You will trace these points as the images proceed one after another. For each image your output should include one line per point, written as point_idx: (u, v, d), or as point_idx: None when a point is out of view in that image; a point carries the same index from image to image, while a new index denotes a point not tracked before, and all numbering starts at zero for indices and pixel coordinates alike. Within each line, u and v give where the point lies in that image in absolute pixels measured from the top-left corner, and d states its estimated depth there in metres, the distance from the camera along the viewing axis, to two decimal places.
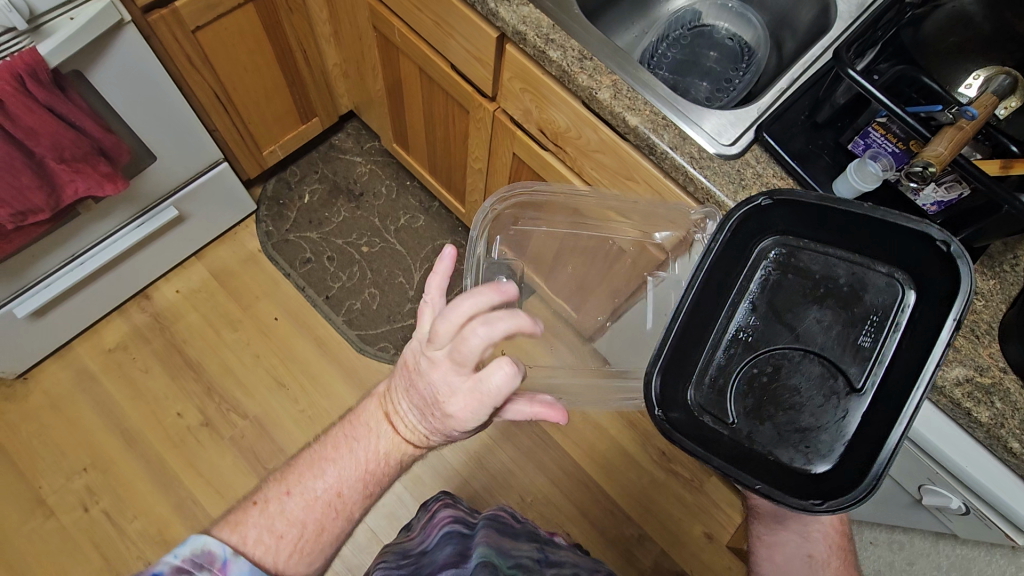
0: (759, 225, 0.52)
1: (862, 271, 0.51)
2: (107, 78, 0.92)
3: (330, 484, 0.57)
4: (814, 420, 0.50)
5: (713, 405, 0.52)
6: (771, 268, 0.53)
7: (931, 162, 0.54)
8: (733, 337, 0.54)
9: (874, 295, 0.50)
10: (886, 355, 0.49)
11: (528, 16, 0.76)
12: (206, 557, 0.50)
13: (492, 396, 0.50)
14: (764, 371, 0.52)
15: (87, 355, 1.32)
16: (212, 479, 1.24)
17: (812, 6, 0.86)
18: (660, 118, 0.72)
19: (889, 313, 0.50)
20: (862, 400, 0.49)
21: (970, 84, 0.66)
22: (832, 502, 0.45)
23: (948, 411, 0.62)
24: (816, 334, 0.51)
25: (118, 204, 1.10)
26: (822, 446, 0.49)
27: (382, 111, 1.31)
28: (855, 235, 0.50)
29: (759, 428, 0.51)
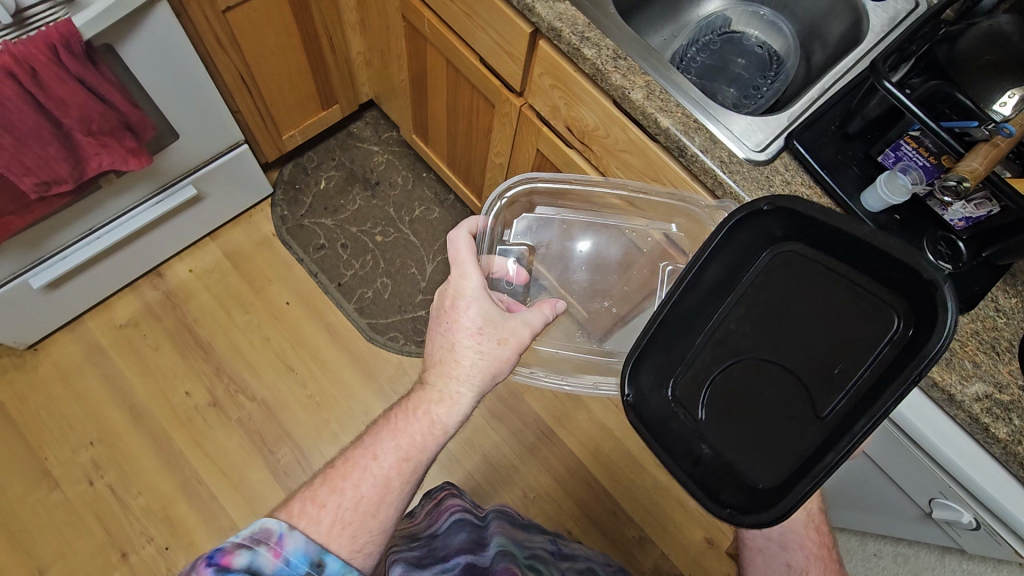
0: (762, 231, 0.51)
1: (861, 291, 0.47)
2: (137, 54, 0.93)
3: (368, 451, 0.58)
4: (776, 441, 0.49)
5: (689, 401, 0.54)
6: (769, 268, 0.51)
7: (965, 177, 0.56)
8: (720, 335, 0.53)
9: (866, 321, 0.47)
10: (859, 388, 0.46)
11: (563, 13, 0.76)
12: (262, 533, 0.49)
13: (469, 265, 0.62)
14: (743, 377, 0.52)
15: (98, 330, 1.32)
16: (218, 459, 1.25)
17: (843, 18, 0.87)
18: (691, 120, 0.72)
19: (874, 346, 0.46)
20: (822, 431, 0.47)
21: (1005, 103, 0.60)
22: (744, 515, 0.48)
23: (965, 425, 0.62)
24: (796, 347, 0.50)
25: (139, 180, 1.10)
26: (772, 467, 0.49)
27: (404, 102, 1.31)
28: (859, 254, 0.46)
29: (723, 432, 0.52)
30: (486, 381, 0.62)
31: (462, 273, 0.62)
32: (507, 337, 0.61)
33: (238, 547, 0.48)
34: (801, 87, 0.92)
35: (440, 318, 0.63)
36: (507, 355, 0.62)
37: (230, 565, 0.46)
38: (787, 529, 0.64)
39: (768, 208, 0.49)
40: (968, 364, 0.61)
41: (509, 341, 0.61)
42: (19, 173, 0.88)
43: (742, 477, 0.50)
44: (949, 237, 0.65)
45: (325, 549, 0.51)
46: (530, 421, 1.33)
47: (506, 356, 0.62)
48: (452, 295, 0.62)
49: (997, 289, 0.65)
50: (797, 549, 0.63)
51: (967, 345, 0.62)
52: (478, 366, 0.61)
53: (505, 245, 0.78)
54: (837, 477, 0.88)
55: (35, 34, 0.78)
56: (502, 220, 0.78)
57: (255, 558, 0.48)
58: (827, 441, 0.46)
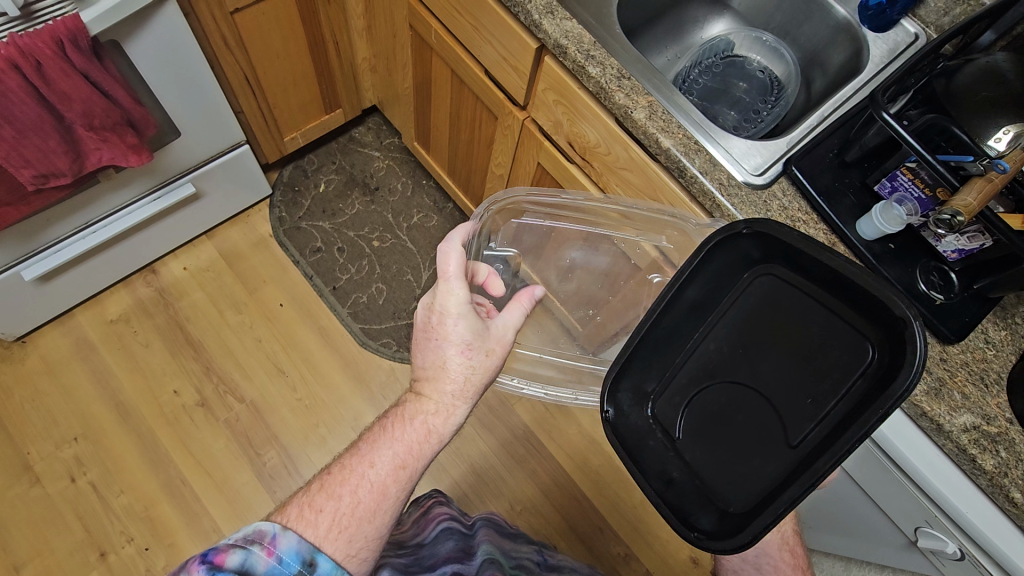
0: (740, 254, 0.51)
1: (836, 321, 0.48)
2: (143, 51, 0.93)
3: (366, 458, 0.58)
4: (748, 466, 0.50)
5: (668, 419, 0.54)
6: (750, 293, 0.52)
7: (960, 211, 0.57)
8: (699, 357, 0.54)
9: (841, 351, 0.47)
10: (832, 417, 0.46)
11: (570, 30, 0.77)
12: (256, 533, 0.49)
13: (456, 282, 0.59)
14: (720, 399, 0.52)
15: (89, 325, 1.31)
16: (203, 460, 1.23)
17: (844, 48, 0.88)
18: (692, 142, 0.73)
19: (848, 376, 0.46)
20: (793, 459, 0.48)
21: (999, 138, 0.62)
22: (713, 540, 0.49)
23: (953, 456, 0.63)
24: (771, 374, 0.50)
25: (138, 176, 1.10)
26: (743, 493, 0.49)
27: (407, 109, 1.31)
28: (836, 284, 0.47)
29: (698, 453, 0.52)
30: (476, 391, 0.62)
31: (448, 289, 0.59)
32: (493, 347, 0.61)
33: (232, 546, 0.47)
34: (801, 114, 0.93)
35: (427, 334, 0.61)
36: (494, 364, 0.62)
37: (223, 564, 0.46)
38: (763, 550, 0.64)
39: (746, 231, 0.50)
40: (957, 395, 0.62)
41: (496, 350, 0.62)
42: (18, 165, 0.88)
43: (713, 500, 0.51)
44: (942, 268, 0.66)
45: (318, 548, 0.51)
46: (519, 432, 1.32)
47: (494, 365, 0.62)
48: (439, 311, 0.60)
49: (987, 321, 0.66)
50: (772, 572, 0.63)
51: (956, 375, 0.63)
52: (469, 380, 0.61)
53: (489, 249, 0.79)
54: (822, 499, 0.88)
55: (42, 27, 0.78)
56: (489, 228, 0.77)
57: (248, 557, 0.47)
58: (797, 469, 0.47)
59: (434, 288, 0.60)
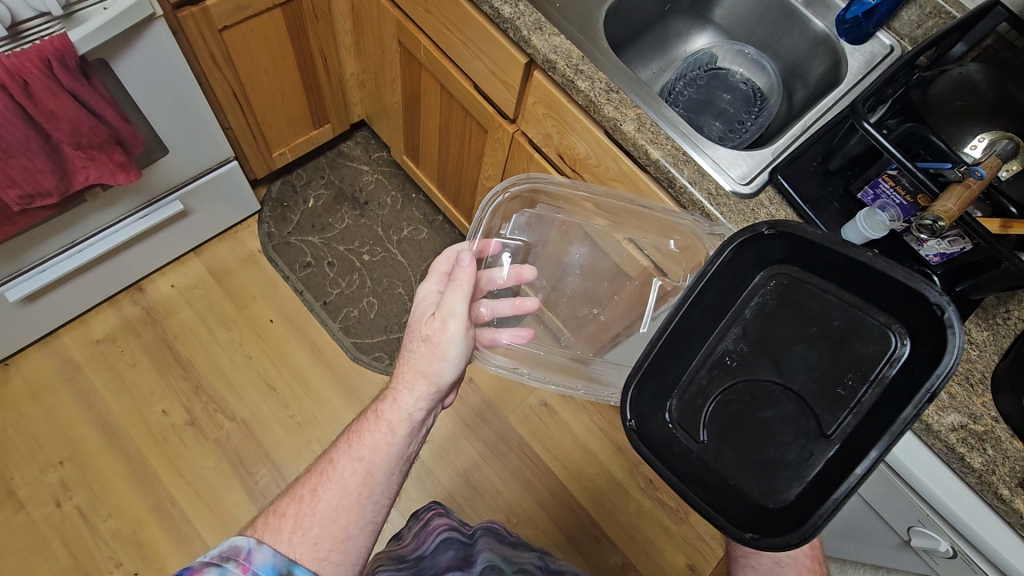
0: (760, 253, 0.52)
1: (859, 315, 0.49)
2: (131, 70, 0.93)
3: (327, 458, 0.60)
4: (784, 461, 0.49)
5: (690, 422, 0.53)
6: (767, 295, 0.53)
7: (941, 217, 0.58)
8: (719, 359, 0.53)
9: (865, 343, 0.48)
10: (864, 406, 0.47)
11: (558, 45, 0.78)
12: (231, 550, 0.49)
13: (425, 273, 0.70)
14: (742, 399, 0.52)
15: (74, 346, 1.29)
16: (193, 481, 1.21)
17: (824, 60, 0.91)
18: (680, 152, 0.74)
19: (876, 366, 0.47)
20: (831, 450, 0.48)
21: (975, 146, 0.66)
22: (767, 538, 0.47)
23: (942, 456, 0.64)
24: (798, 371, 0.50)
25: (125, 194, 1.09)
26: (782, 484, 0.49)
27: (395, 123, 1.32)
28: (856, 278, 0.49)
29: (728, 453, 0.51)
30: (424, 383, 0.62)
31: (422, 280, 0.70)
32: (428, 333, 0.62)
33: (204, 566, 0.48)
34: (783, 125, 0.95)
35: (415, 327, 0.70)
36: (433, 351, 0.62)
37: None
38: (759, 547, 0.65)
39: (769, 232, 0.51)
40: (944, 395, 0.64)
41: (432, 336, 0.62)
42: (4, 185, 0.87)
43: (752, 498, 0.50)
44: (925, 272, 0.68)
45: (294, 560, 0.51)
46: (513, 442, 1.32)
47: (432, 352, 0.62)
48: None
49: (969, 323, 0.68)
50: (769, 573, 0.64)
51: None
52: (411, 364, 0.63)
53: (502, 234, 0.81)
54: None
55: (30, 46, 0.77)
56: (502, 213, 0.80)
57: (224, 574, 0.47)
58: (838, 459, 0.47)
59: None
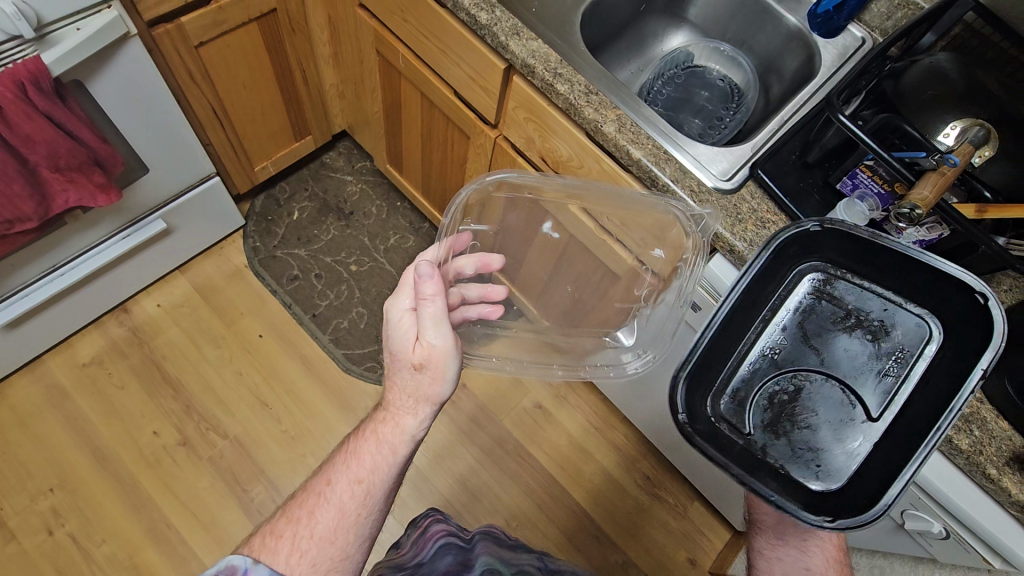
0: (809, 248, 0.60)
1: (895, 308, 0.59)
2: (108, 90, 0.92)
3: (323, 478, 0.61)
4: (836, 443, 0.58)
5: (733, 416, 0.61)
6: (807, 293, 0.61)
7: (918, 205, 0.59)
8: (762, 354, 0.62)
9: (903, 333, 0.58)
10: (904, 391, 0.57)
11: (536, 50, 0.79)
12: (228, 567, 0.53)
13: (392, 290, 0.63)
14: (786, 389, 0.61)
15: (60, 371, 1.27)
16: (187, 501, 1.20)
17: (798, 55, 0.92)
18: (661, 152, 0.75)
19: (911, 353, 0.58)
20: (877, 430, 0.57)
21: (947, 134, 0.67)
22: (841, 521, 0.52)
23: (941, 450, 0.65)
24: (841, 362, 0.60)
25: (106, 215, 1.08)
26: (832, 466, 0.58)
27: (377, 133, 1.32)
28: (896, 276, 0.58)
29: (779, 442, 0.60)
30: (427, 406, 0.61)
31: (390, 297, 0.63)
32: (419, 361, 0.59)
33: None
34: (761, 120, 0.97)
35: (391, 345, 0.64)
36: (432, 376, 0.59)
37: None
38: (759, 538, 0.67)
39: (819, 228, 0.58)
40: None
41: (426, 362, 0.58)
42: None
43: (806, 480, 0.58)
44: None
45: None
46: (509, 446, 1.32)
47: (431, 377, 0.59)
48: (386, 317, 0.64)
49: None
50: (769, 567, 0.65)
51: None
52: (408, 391, 0.60)
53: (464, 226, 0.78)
54: None
55: (2, 70, 0.76)
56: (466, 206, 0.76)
57: None
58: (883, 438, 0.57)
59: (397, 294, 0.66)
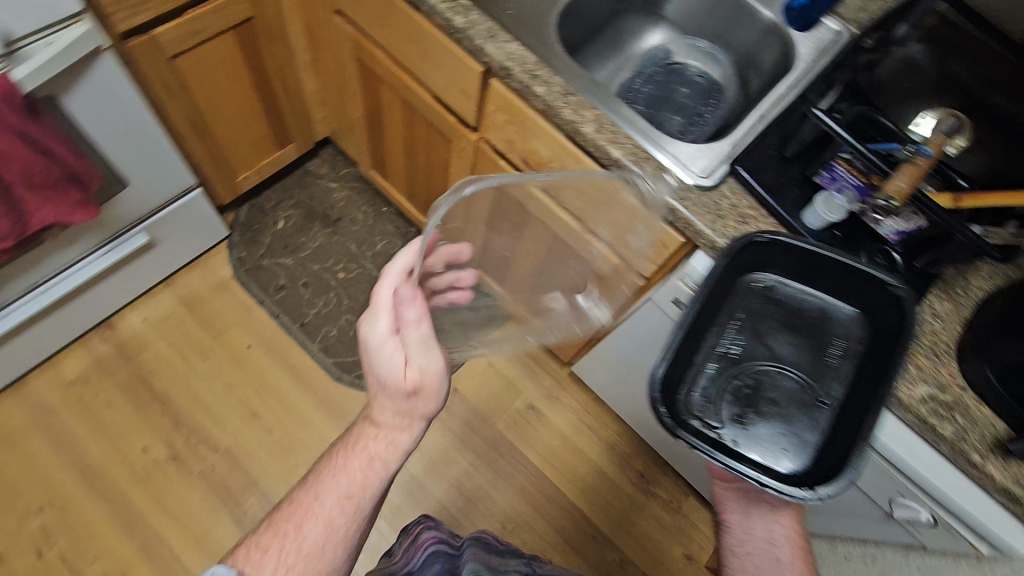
0: (756, 258, 0.65)
1: (828, 306, 0.65)
2: (83, 105, 0.91)
3: (311, 492, 0.61)
4: (798, 428, 0.61)
5: (702, 412, 0.63)
6: (755, 296, 0.66)
7: (893, 195, 0.59)
8: (722, 353, 0.65)
9: (839, 326, 0.64)
10: (848, 375, 0.62)
11: (513, 52, 0.79)
12: None
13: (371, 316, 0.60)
14: (747, 384, 0.64)
15: (45, 389, 1.25)
16: (179, 516, 1.19)
17: (775, 49, 0.93)
18: (641, 151, 0.75)
19: (849, 342, 0.63)
20: (831, 413, 0.61)
21: (919, 124, 0.70)
22: (820, 490, 0.56)
23: (892, 411, 0.67)
24: (789, 355, 0.64)
25: (87, 231, 1.07)
26: (795, 448, 0.61)
27: (360, 138, 1.31)
28: (828, 280, 0.64)
29: (745, 434, 0.62)
30: (420, 420, 0.65)
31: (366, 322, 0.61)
32: (412, 386, 0.61)
33: None
34: (741, 114, 0.98)
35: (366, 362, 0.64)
36: (425, 395, 0.63)
37: None
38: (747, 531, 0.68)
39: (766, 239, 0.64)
40: (913, 368, 0.65)
41: (420, 386, 0.61)
42: None
43: (779, 463, 0.60)
44: (885, 249, 0.69)
45: None
46: (503, 448, 1.32)
47: (423, 397, 0.63)
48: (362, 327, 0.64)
49: (931, 296, 0.69)
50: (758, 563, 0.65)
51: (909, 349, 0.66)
52: (399, 410, 0.64)
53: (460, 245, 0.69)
54: None
55: None
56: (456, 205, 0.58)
57: None
58: (838, 419, 0.60)
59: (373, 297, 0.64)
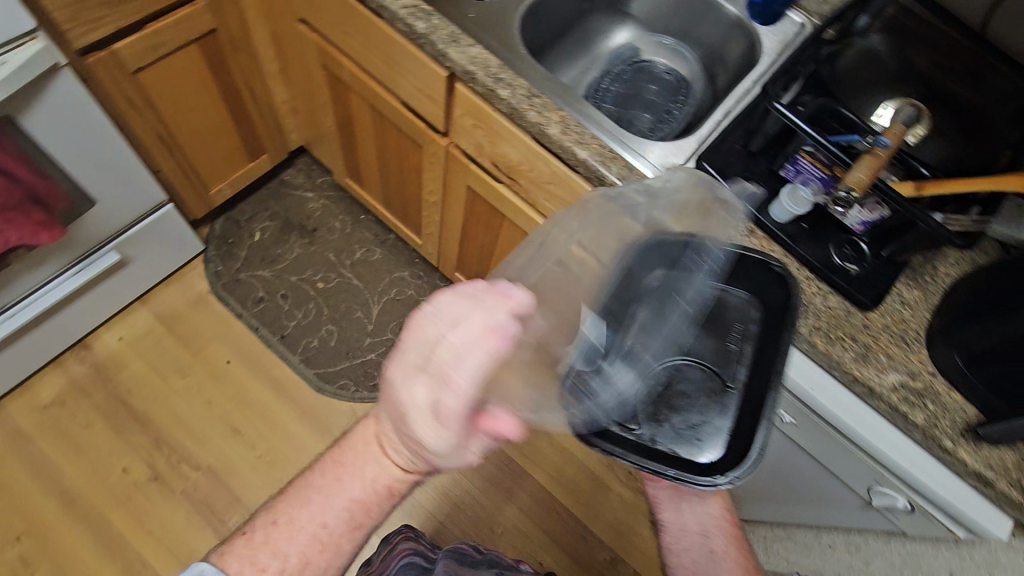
0: (648, 255, 0.60)
1: (723, 286, 0.59)
2: (42, 124, 0.89)
3: (315, 516, 0.57)
4: (712, 414, 0.56)
5: (614, 417, 0.56)
6: (654, 288, 0.59)
7: (853, 187, 0.60)
8: (628, 351, 0.57)
9: (735, 305, 0.59)
10: (752, 353, 0.57)
11: (476, 56, 0.78)
12: None
13: (446, 420, 0.48)
14: (656, 380, 0.57)
15: (20, 414, 1.23)
16: (162, 537, 1.17)
17: (740, 43, 0.93)
18: (607, 151, 0.75)
19: (751, 321, 0.58)
20: (740, 394, 0.56)
21: (880, 114, 0.71)
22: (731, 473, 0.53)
23: (799, 348, 0.69)
24: (693, 343, 0.58)
25: (54, 252, 1.05)
26: (710, 435, 0.55)
27: (333, 147, 1.30)
28: (717, 264, 0.59)
29: (660, 431, 0.56)
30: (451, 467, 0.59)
31: (433, 421, 0.48)
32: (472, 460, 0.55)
33: None
34: (709, 110, 0.98)
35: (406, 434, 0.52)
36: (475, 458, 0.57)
37: None
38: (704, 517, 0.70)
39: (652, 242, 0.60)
40: (883, 357, 0.66)
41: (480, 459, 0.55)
42: None
43: (699, 452, 0.55)
44: (852, 240, 0.69)
45: None
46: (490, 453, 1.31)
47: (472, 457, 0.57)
48: (395, 401, 0.50)
49: (900, 284, 0.69)
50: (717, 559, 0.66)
51: (879, 339, 0.67)
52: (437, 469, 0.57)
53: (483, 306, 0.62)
54: (772, 470, 0.92)
55: None
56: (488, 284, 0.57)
57: None
58: (749, 399, 0.55)
59: (406, 375, 0.48)
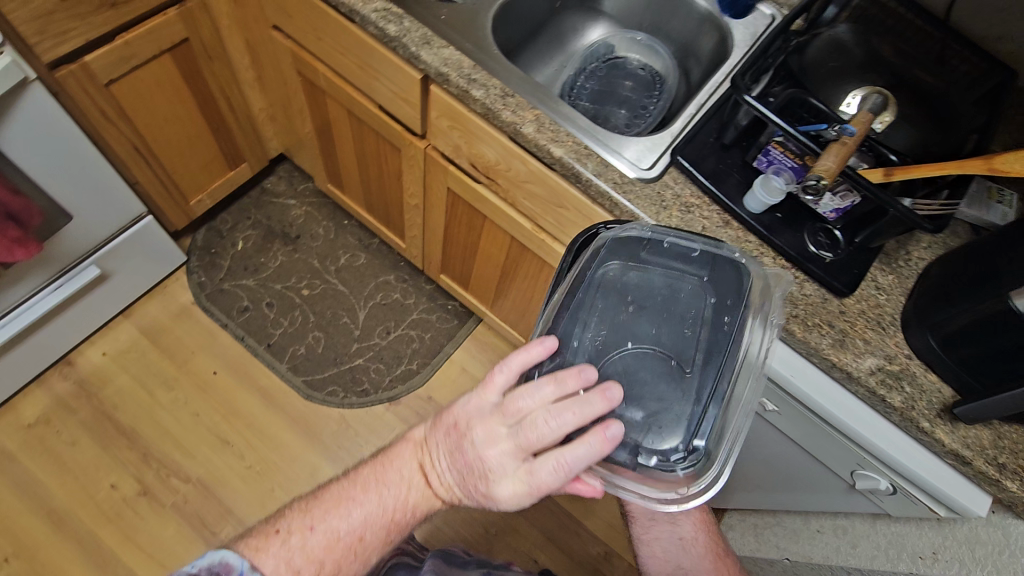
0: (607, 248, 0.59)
1: (677, 277, 0.58)
2: (14, 140, 0.88)
3: (353, 529, 0.55)
4: (668, 403, 0.54)
5: None
6: (609, 280, 0.58)
7: (822, 175, 0.60)
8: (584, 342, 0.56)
9: (690, 294, 0.57)
10: (706, 340, 0.55)
11: (448, 58, 0.79)
12: (222, 566, 0.52)
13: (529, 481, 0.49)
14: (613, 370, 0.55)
15: (4, 434, 1.21)
16: (153, 552, 1.16)
17: (711, 37, 0.94)
18: (583, 148, 0.76)
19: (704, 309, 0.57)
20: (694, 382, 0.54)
21: (849, 104, 0.70)
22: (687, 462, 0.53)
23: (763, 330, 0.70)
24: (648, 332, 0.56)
25: (32, 268, 1.04)
26: (669, 424, 0.54)
27: (313, 153, 1.30)
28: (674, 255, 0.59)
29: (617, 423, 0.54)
30: None
31: (512, 481, 0.49)
32: None
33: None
34: (683, 104, 0.98)
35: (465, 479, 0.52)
36: None
37: None
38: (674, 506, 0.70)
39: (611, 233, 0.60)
40: (860, 342, 0.67)
41: None
42: None
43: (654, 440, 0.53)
44: (826, 228, 0.71)
45: None
46: None
47: None
48: (463, 431, 0.52)
49: (874, 269, 0.71)
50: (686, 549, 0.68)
51: (856, 324, 0.68)
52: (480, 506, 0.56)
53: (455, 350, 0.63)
54: (760, 458, 0.93)
55: None
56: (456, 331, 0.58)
57: None
58: (704, 386, 0.54)
59: (485, 415, 0.51)
